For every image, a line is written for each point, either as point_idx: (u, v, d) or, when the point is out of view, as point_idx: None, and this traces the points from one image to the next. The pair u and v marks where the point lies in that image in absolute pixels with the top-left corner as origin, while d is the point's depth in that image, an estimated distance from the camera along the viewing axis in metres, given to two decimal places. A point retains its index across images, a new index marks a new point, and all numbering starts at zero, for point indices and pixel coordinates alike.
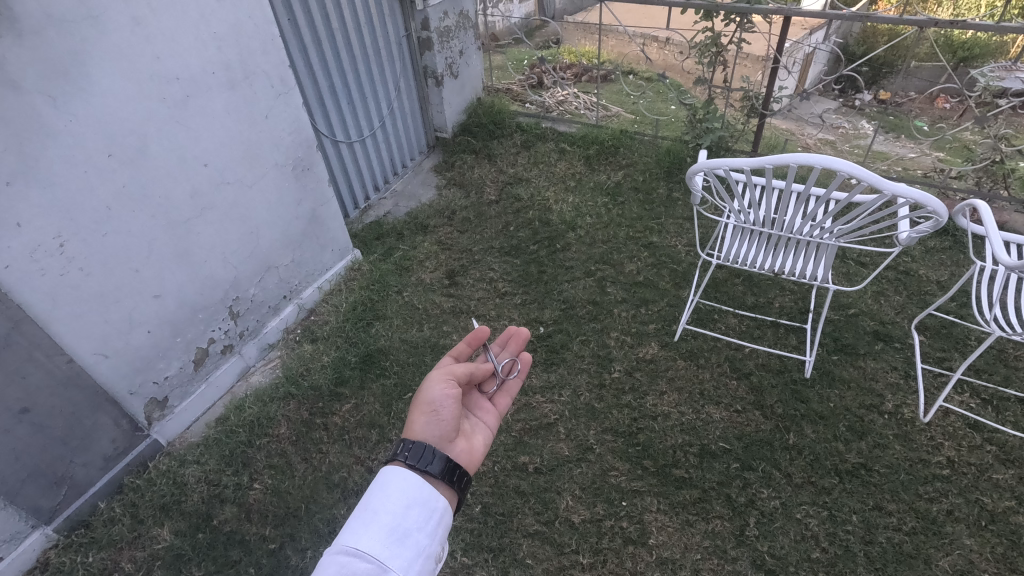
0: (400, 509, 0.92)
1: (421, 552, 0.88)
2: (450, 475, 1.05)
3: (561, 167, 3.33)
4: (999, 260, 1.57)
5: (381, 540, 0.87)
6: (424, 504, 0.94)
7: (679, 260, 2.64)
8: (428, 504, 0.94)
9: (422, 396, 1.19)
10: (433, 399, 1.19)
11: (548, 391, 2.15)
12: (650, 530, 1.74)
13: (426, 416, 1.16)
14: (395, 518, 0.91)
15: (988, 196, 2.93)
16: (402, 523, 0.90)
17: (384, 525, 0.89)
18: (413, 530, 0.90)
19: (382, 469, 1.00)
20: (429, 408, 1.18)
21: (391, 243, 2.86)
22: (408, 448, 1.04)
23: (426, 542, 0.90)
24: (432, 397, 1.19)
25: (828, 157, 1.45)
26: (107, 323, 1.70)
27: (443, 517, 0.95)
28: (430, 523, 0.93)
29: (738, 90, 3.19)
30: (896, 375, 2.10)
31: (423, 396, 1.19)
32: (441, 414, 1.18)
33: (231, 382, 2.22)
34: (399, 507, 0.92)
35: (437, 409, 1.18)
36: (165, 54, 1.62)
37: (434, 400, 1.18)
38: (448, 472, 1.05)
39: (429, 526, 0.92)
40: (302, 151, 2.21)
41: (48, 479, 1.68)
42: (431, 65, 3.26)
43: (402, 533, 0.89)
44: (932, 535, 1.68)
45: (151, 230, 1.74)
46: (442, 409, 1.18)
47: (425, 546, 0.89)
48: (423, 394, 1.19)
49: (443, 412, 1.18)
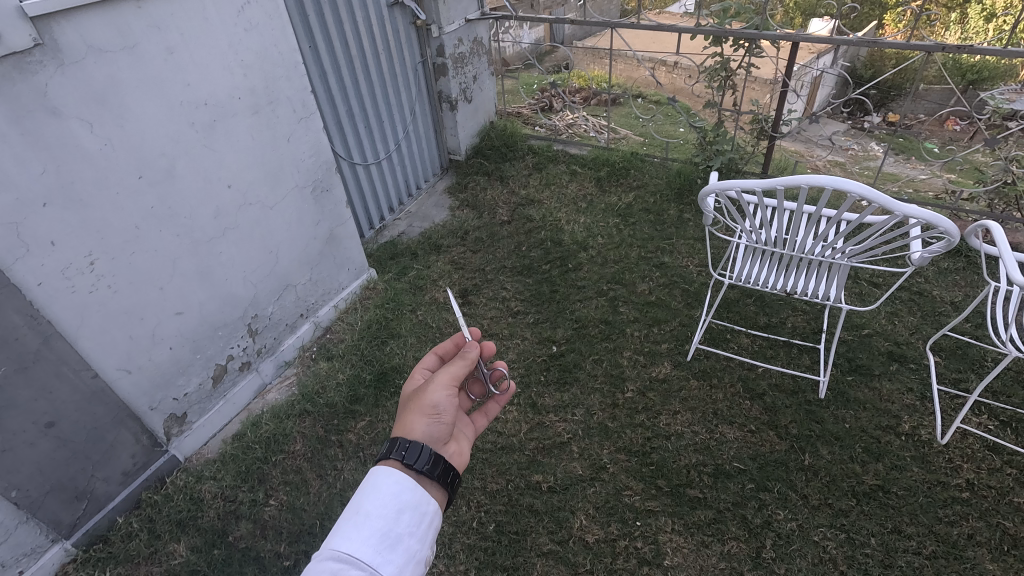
0: (393, 513, 0.92)
1: (412, 558, 0.89)
2: (446, 477, 1.05)
3: (572, 189, 3.38)
4: (1013, 280, 1.58)
5: (373, 546, 0.87)
6: (416, 509, 0.94)
7: (691, 280, 2.65)
8: (420, 508, 0.95)
9: (426, 397, 1.14)
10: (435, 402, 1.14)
11: (561, 410, 2.15)
12: (665, 551, 1.73)
13: (427, 418, 1.12)
14: (387, 522, 0.90)
15: (1001, 217, 2.93)
16: (393, 529, 0.90)
17: (376, 530, 0.89)
18: (404, 535, 0.90)
19: (373, 469, 0.99)
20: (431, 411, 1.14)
21: (406, 262, 2.90)
22: (406, 449, 1.02)
23: (417, 548, 0.90)
24: (436, 401, 1.14)
25: (838, 178, 1.48)
26: (131, 339, 1.74)
27: (433, 520, 0.96)
28: (421, 527, 0.93)
29: (748, 113, 3.24)
30: (912, 397, 2.08)
31: (426, 399, 1.14)
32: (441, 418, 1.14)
33: (248, 398, 2.25)
34: (391, 511, 0.92)
35: (439, 413, 1.14)
36: (195, 81, 1.70)
37: (436, 404, 1.14)
38: (444, 474, 1.04)
39: (420, 529, 0.93)
40: (322, 173, 2.28)
41: (69, 493, 1.70)
42: (445, 90, 3.35)
43: (393, 539, 0.89)
44: (953, 559, 1.65)
45: (176, 249, 1.79)
46: (444, 414, 1.14)
47: (416, 551, 0.90)
48: (428, 395, 1.14)
49: (444, 417, 1.15)
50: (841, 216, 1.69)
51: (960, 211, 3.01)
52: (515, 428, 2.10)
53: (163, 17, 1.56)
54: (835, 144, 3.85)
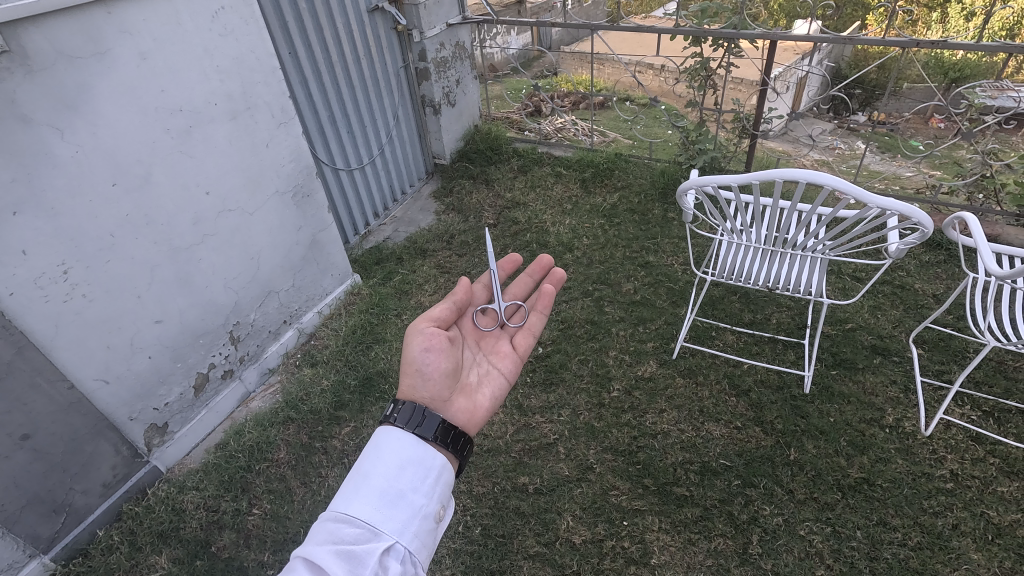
0: (394, 470, 0.92)
1: (416, 513, 0.89)
2: (447, 437, 1.08)
3: (558, 191, 3.38)
4: (989, 270, 1.59)
5: (372, 504, 0.87)
6: (419, 464, 0.95)
7: (676, 279, 2.66)
8: (423, 464, 0.95)
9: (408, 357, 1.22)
10: (415, 357, 1.21)
11: (548, 411, 2.15)
12: (652, 549, 1.72)
13: (414, 378, 1.20)
14: (388, 480, 0.91)
15: (981, 210, 2.96)
16: (395, 485, 0.90)
17: (377, 488, 0.89)
18: (407, 490, 0.91)
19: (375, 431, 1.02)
20: (413, 368, 1.21)
21: (391, 267, 2.89)
22: (401, 410, 1.07)
23: (422, 502, 0.90)
24: (415, 357, 1.21)
25: (812, 172, 1.48)
26: (109, 349, 1.72)
27: (441, 475, 0.96)
28: (426, 482, 0.93)
29: (730, 112, 3.25)
30: (896, 389, 2.09)
31: (406, 357, 1.22)
32: (427, 373, 1.21)
33: (231, 407, 2.23)
34: (393, 469, 0.93)
35: (423, 368, 1.21)
36: (169, 86, 1.68)
37: (417, 360, 1.21)
38: (444, 434, 1.07)
39: (424, 486, 0.93)
40: (303, 179, 2.26)
41: (48, 507, 1.68)
42: (428, 94, 3.34)
43: (395, 495, 0.89)
44: (939, 549, 1.65)
45: (154, 256, 1.77)
46: (427, 369, 1.21)
47: (422, 506, 0.90)
48: (408, 355, 1.22)
49: (428, 373, 1.21)
50: (815, 209, 1.69)
51: (940, 205, 3.03)
52: (501, 430, 2.09)
53: (136, 23, 1.55)
54: (817, 142, 3.88)
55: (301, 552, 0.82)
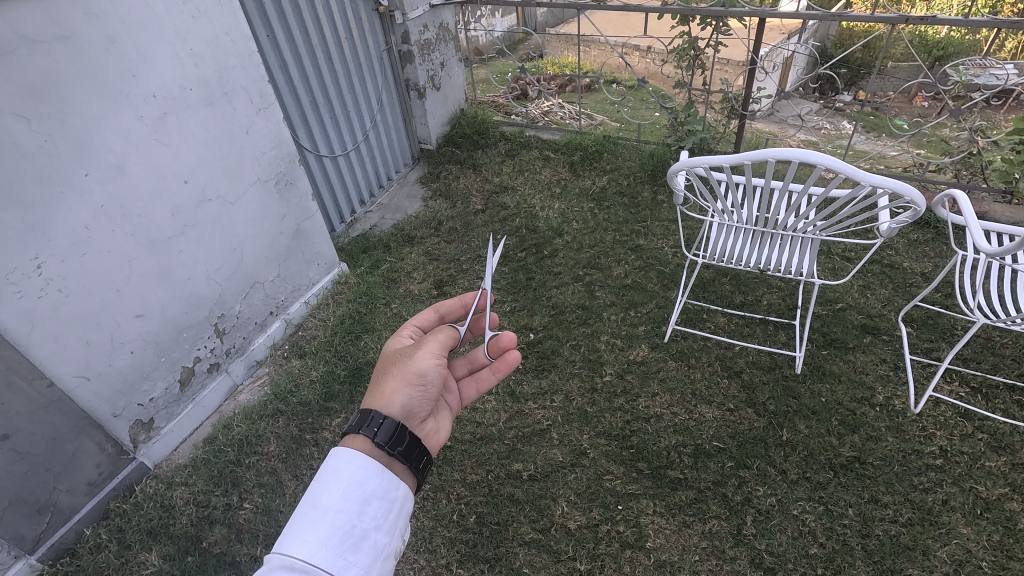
0: (356, 507, 0.93)
1: (378, 555, 0.91)
2: (417, 463, 1.08)
3: (546, 174, 3.34)
4: (979, 248, 1.57)
5: (332, 549, 0.87)
6: (381, 499, 0.96)
7: (666, 262, 2.64)
8: (386, 497, 0.97)
9: (414, 366, 1.18)
10: (423, 370, 1.19)
11: (540, 397, 2.13)
12: (647, 533, 1.73)
13: (413, 389, 1.17)
14: (349, 519, 0.91)
15: (968, 187, 2.96)
16: (357, 526, 0.90)
17: (336, 529, 0.89)
18: (369, 530, 0.92)
19: (337, 450, 1.00)
20: (417, 379, 1.18)
21: (378, 255, 2.84)
22: (379, 425, 1.06)
23: (384, 541, 0.92)
24: (424, 369, 1.19)
25: (805, 152, 1.45)
26: (89, 346, 1.67)
27: (400, 508, 0.99)
28: (387, 517, 0.95)
29: (718, 92, 3.22)
30: (886, 368, 2.10)
31: (413, 366, 1.18)
32: (426, 389, 1.20)
33: (219, 401, 2.19)
34: (354, 506, 0.93)
35: (424, 383, 1.19)
36: (141, 72, 1.61)
37: (424, 374, 1.19)
38: (416, 459, 1.08)
39: (386, 522, 0.95)
40: (285, 166, 2.20)
41: (31, 507, 1.64)
42: (412, 78, 3.26)
43: (357, 537, 0.90)
44: (929, 525, 1.67)
45: (132, 249, 1.72)
46: (428, 386, 1.20)
47: (383, 545, 0.92)
48: (415, 364, 1.18)
49: (428, 389, 1.20)
50: (806, 191, 1.66)
51: (928, 182, 3.03)
52: (493, 418, 2.08)
53: (103, 6, 1.48)
54: (806, 122, 3.87)
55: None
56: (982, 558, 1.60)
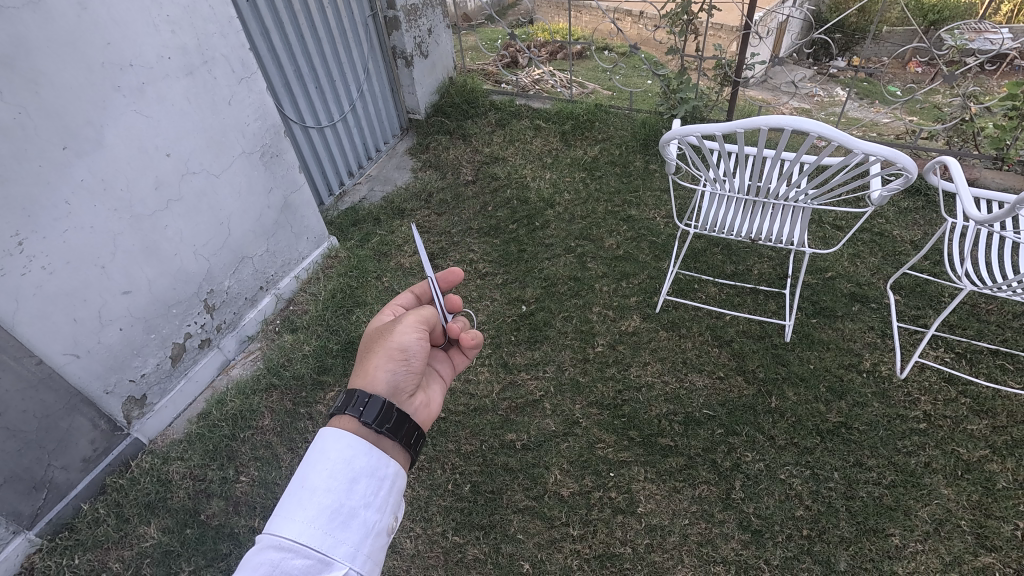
0: (344, 486, 0.95)
1: (368, 532, 0.93)
2: (407, 438, 1.10)
3: (537, 144, 3.29)
4: (968, 215, 1.56)
5: (321, 528, 0.89)
6: (371, 476, 0.98)
7: (658, 232, 2.64)
8: (375, 475, 0.99)
9: (395, 341, 1.20)
10: (405, 345, 1.21)
11: (533, 368, 2.14)
12: (638, 499, 1.77)
13: (396, 363, 1.19)
14: (338, 498, 0.93)
15: (959, 154, 2.95)
16: (345, 504, 0.92)
17: (325, 508, 0.91)
18: (358, 508, 0.94)
19: (323, 431, 1.01)
20: (399, 354, 1.20)
21: (369, 228, 2.81)
22: (364, 405, 1.06)
23: (374, 519, 0.94)
24: (406, 344, 1.21)
25: (798, 119, 1.42)
26: (76, 323, 1.66)
27: (391, 483, 1.00)
28: (378, 494, 0.97)
29: (711, 58, 3.16)
30: (873, 335, 2.13)
31: (394, 341, 1.21)
32: (410, 362, 1.22)
33: (211, 376, 2.18)
34: (343, 485, 0.95)
35: (408, 357, 1.21)
36: (116, 39, 1.56)
37: (406, 348, 1.21)
38: (404, 434, 1.10)
39: (375, 499, 0.96)
40: (270, 137, 2.15)
41: (27, 483, 1.65)
42: (399, 45, 3.16)
43: (345, 515, 0.92)
44: (911, 487, 1.72)
45: (115, 225, 1.69)
46: (411, 359, 1.21)
47: (373, 522, 0.94)
48: (397, 339, 1.20)
49: (412, 361, 1.22)
50: (799, 158, 1.65)
51: (919, 149, 3.03)
52: (486, 389, 2.09)
53: None
54: (799, 89, 3.83)
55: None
56: (961, 517, 1.65)
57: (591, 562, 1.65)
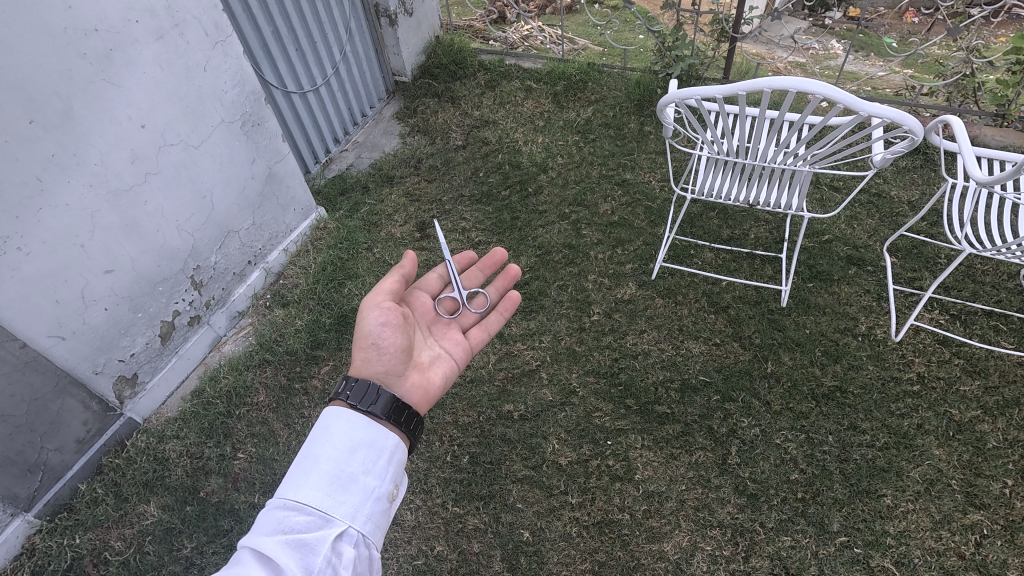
0: (345, 454, 0.94)
1: (369, 496, 0.91)
2: (397, 416, 1.08)
3: (528, 106, 3.19)
4: (971, 175, 1.49)
5: (323, 489, 0.89)
6: (371, 446, 0.97)
7: (654, 197, 2.58)
8: (375, 445, 0.98)
9: (362, 331, 1.24)
10: (370, 331, 1.24)
11: (529, 338, 2.13)
12: (636, 466, 1.78)
13: (369, 352, 1.23)
14: (339, 464, 0.93)
15: (958, 111, 2.89)
16: (345, 469, 0.92)
17: (326, 472, 0.91)
18: (357, 473, 0.93)
19: (324, 411, 1.03)
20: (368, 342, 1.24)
21: (358, 197, 2.73)
22: (349, 388, 1.09)
23: (375, 483, 0.93)
24: (369, 331, 1.24)
25: (803, 80, 1.36)
26: (59, 304, 1.61)
27: (391, 454, 0.99)
28: (379, 462, 0.96)
29: (708, 13, 3.02)
30: (869, 299, 2.12)
31: (360, 331, 1.25)
32: (382, 347, 1.24)
33: (204, 353, 2.15)
34: (343, 453, 0.95)
35: (377, 342, 1.24)
36: (76, 2, 1.45)
37: (371, 335, 1.24)
38: (394, 411, 1.08)
39: (376, 466, 0.96)
40: (250, 106, 2.05)
41: (21, 467, 1.64)
42: (382, 3, 3.01)
43: (345, 479, 0.91)
44: (904, 448, 1.75)
45: (92, 200, 1.62)
46: (382, 343, 1.24)
47: (374, 486, 0.93)
48: (362, 329, 1.24)
49: (384, 345, 1.24)
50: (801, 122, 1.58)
51: (920, 106, 2.95)
52: (483, 360, 2.07)
53: None
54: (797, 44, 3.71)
55: (247, 542, 0.82)
56: (952, 477, 1.69)
57: (591, 529, 1.68)
